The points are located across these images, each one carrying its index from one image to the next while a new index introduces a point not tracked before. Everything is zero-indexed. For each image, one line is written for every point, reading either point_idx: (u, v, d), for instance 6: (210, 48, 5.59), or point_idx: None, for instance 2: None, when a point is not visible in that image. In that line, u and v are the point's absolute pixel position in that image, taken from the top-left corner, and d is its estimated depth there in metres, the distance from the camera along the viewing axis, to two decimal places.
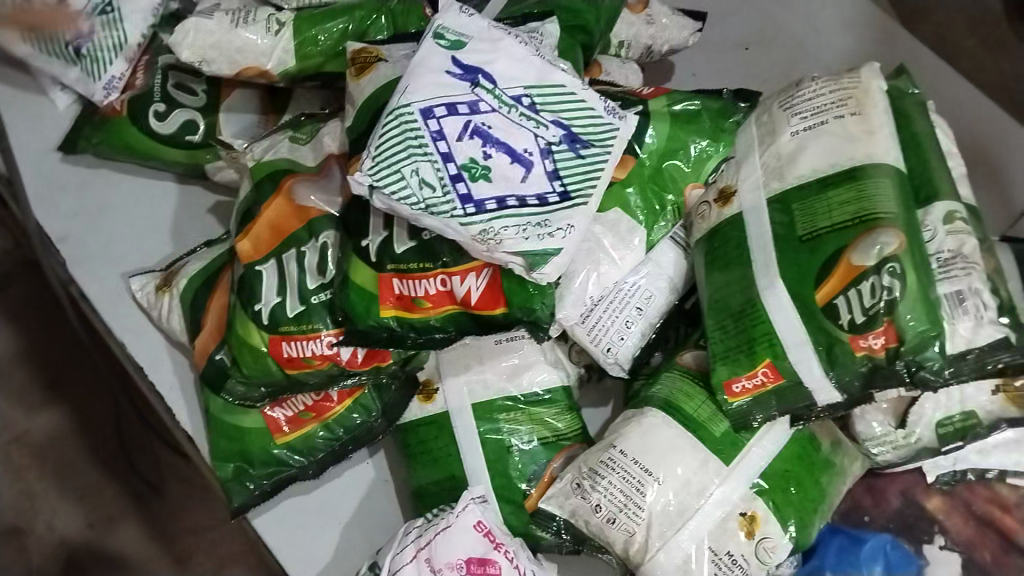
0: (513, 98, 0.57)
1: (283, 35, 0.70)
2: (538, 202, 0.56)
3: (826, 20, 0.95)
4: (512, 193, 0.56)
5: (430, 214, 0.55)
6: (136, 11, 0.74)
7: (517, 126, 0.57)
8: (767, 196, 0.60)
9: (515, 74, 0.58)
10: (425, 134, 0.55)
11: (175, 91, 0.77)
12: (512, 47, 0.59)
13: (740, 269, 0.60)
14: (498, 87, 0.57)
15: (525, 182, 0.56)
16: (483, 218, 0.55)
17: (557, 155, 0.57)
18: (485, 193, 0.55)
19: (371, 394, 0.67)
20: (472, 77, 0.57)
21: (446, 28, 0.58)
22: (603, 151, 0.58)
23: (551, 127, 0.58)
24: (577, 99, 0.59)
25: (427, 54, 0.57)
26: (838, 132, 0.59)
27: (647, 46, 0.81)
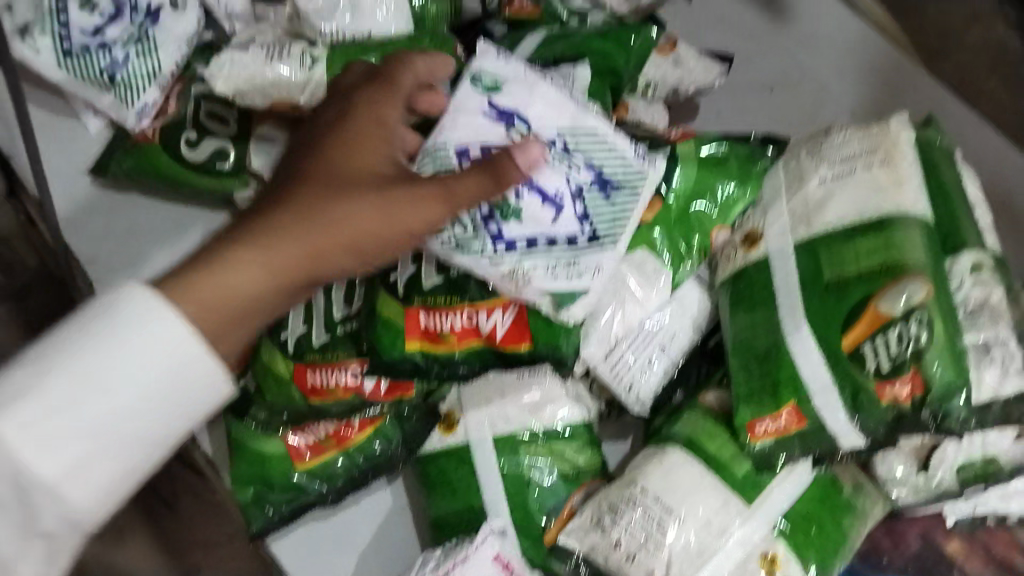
0: (547, 139, 0.58)
1: (316, 71, 0.72)
2: (567, 242, 0.57)
3: (851, 67, 0.95)
4: (542, 234, 0.57)
5: (460, 251, 0.57)
6: (171, 41, 0.78)
7: (550, 166, 0.57)
8: (795, 241, 0.61)
9: (549, 118, 0.59)
10: (458, 173, 0.56)
11: (206, 119, 0.78)
12: (547, 91, 0.60)
13: (765, 311, 0.60)
14: (532, 130, 0.58)
15: (555, 223, 0.57)
16: (514, 257, 0.56)
17: (587, 197, 0.58)
18: (516, 233, 0.56)
19: (392, 423, 0.66)
20: (508, 120, 0.58)
21: (483, 71, 0.59)
22: (632, 195, 0.59)
23: (584, 170, 0.58)
24: (608, 143, 0.60)
25: (464, 97, 0.58)
26: (867, 181, 0.60)
27: (673, 88, 0.82)
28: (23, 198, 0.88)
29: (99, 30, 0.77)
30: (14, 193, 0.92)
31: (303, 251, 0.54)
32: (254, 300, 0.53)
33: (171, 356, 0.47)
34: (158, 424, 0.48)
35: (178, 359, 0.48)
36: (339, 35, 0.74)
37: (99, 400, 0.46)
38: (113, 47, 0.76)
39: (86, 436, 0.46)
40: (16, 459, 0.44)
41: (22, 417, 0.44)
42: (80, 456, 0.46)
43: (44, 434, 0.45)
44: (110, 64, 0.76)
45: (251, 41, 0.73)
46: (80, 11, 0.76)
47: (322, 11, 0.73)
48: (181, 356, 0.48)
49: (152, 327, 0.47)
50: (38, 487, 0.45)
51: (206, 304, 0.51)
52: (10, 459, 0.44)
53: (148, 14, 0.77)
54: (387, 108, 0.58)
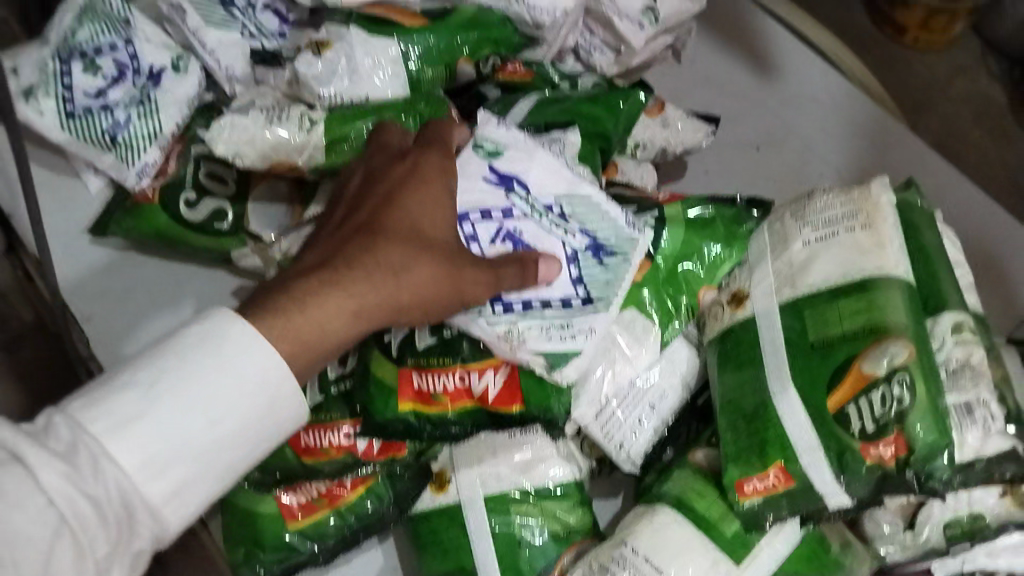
0: (543, 207, 0.62)
1: (315, 132, 0.74)
2: (561, 305, 0.60)
3: (834, 126, 0.98)
4: (537, 297, 0.60)
5: (459, 312, 0.59)
6: (172, 104, 0.80)
7: (547, 234, 0.61)
8: (780, 300, 0.62)
9: (545, 185, 0.63)
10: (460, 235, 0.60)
11: (206, 180, 0.80)
12: (545, 158, 0.64)
13: (752, 370, 0.61)
14: (530, 197, 0.62)
15: (550, 286, 0.60)
16: (510, 317, 0.58)
17: (581, 263, 0.61)
18: (513, 295, 0.59)
19: (384, 482, 0.66)
20: (508, 185, 0.62)
21: (486, 137, 0.63)
22: (624, 260, 0.62)
23: (579, 235, 0.62)
24: (601, 209, 0.63)
25: (467, 163, 0.62)
26: (849, 244, 0.61)
27: (662, 148, 0.84)
28: (22, 254, 0.90)
29: (103, 93, 0.79)
30: (13, 249, 0.93)
31: (379, 302, 0.54)
32: (340, 345, 0.53)
33: (269, 384, 0.49)
34: (237, 453, 0.49)
35: (274, 392, 0.50)
36: (337, 99, 0.75)
37: (198, 425, 0.47)
38: (116, 109, 0.79)
39: (187, 458, 0.47)
40: (127, 479, 0.44)
41: (129, 439, 0.45)
42: (180, 481, 0.46)
43: (152, 456, 0.45)
44: (112, 125, 0.79)
45: (251, 105, 0.75)
46: (85, 75, 0.79)
47: (321, 76, 0.75)
48: (268, 390, 0.49)
49: (244, 366, 0.48)
50: (143, 506, 0.45)
51: (300, 344, 0.51)
52: (119, 479, 0.44)
53: (151, 76, 0.81)
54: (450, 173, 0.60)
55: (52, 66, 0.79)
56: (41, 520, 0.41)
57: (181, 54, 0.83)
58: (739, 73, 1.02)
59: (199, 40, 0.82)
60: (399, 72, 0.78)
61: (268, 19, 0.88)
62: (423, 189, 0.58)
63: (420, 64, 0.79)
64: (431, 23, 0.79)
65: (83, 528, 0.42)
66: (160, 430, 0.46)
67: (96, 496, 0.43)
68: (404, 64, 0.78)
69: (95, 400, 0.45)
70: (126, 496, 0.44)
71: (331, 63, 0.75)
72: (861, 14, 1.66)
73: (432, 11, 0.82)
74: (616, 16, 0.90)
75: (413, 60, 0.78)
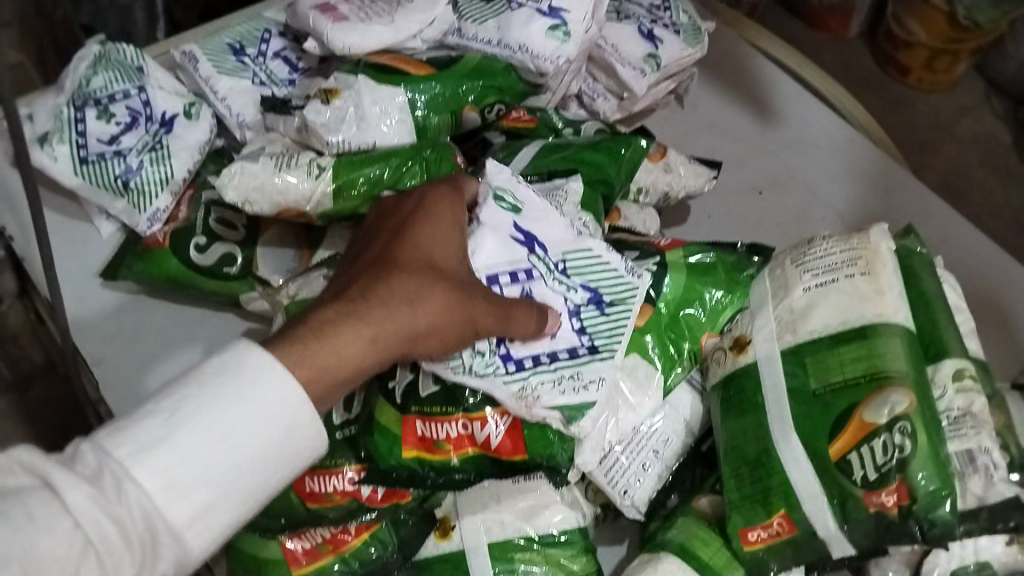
0: (552, 263, 0.63)
1: (324, 178, 0.75)
2: (569, 355, 0.61)
3: (836, 170, 0.99)
4: (547, 350, 0.61)
5: (473, 375, 0.59)
6: (183, 150, 0.82)
7: (556, 292, 0.62)
8: (781, 347, 0.62)
9: (556, 240, 0.64)
10: None
11: (217, 226, 0.81)
12: (552, 215, 0.65)
13: (755, 417, 0.61)
14: (546, 255, 0.63)
15: (555, 338, 0.61)
16: (523, 375, 0.60)
17: (583, 315, 0.62)
18: (523, 351, 0.60)
19: (388, 529, 0.66)
20: (531, 245, 0.62)
21: (504, 192, 0.64)
22: (624, 309, 0.63)
23: (584, 288, 0.63)
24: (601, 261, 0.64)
25: (494, 219, 0.62)
26: (849, 290, 0.62)
27: (664, 193, 0.85)
28: (34, 298, 0.91)
29: (116, 139, 0.81)
30: (25, 291, 0.95)
31: (396, 331, 0.54)
32: (358, 374, 0.52)
33: (290, 411, 0.47)
34: (260, 480, 0.47)
35: (295, 418, 0.48)
36: (345, 146, 0.76)
37: (219, 450, 0.45)
38: (128, 155, 0.80)
39: (208, 483, 0.45)
40: (149, 502, 0.42)
41: (153, 463, 0.43)
42: (201, 506, 0.44)
43: (173, 479, 0.43)
44: (124, 171, 0.80)
45: (260, 151, 0.76)
46: (98, 122, 0.81)
47: (329, 124, 0.76)
48: (293, 414, 0.48)
49: (269, 390, 0.47)
50: (165, 530, 0.43)
51: (319, 371, 0.50)
52: (141, 501, 0.42)
53: (163, 123, 0.83)
54: (458, 210, 0.61)
55: (67, 113, 0.81)
56: (67, 543, 0.40)
57: (193, 101, 0.85)
58: (741, 117, 1.03)
59: (211, 86, 0.85)
60: (405, 119, 0.79)
61: (278, 65, 0.89)
62: (433, 225, 0.59)
63: (427, 111, 0.80)
64: (437, 72, 0.81)
65: (108, 552, 0.41)
66: (184, 455, 0.44)
67: (120, 518, 0.41)
68: (411, 112, 0.79)
69: (119, 426, 0.43)
70: (148, 519, 0.42)
71: (339, 111, 0.76)
72: (864, 56, 1.68)
73: (440, 59, 0.83)
74: (618, 62, 0.91)
75: (419, 107, 0.79)
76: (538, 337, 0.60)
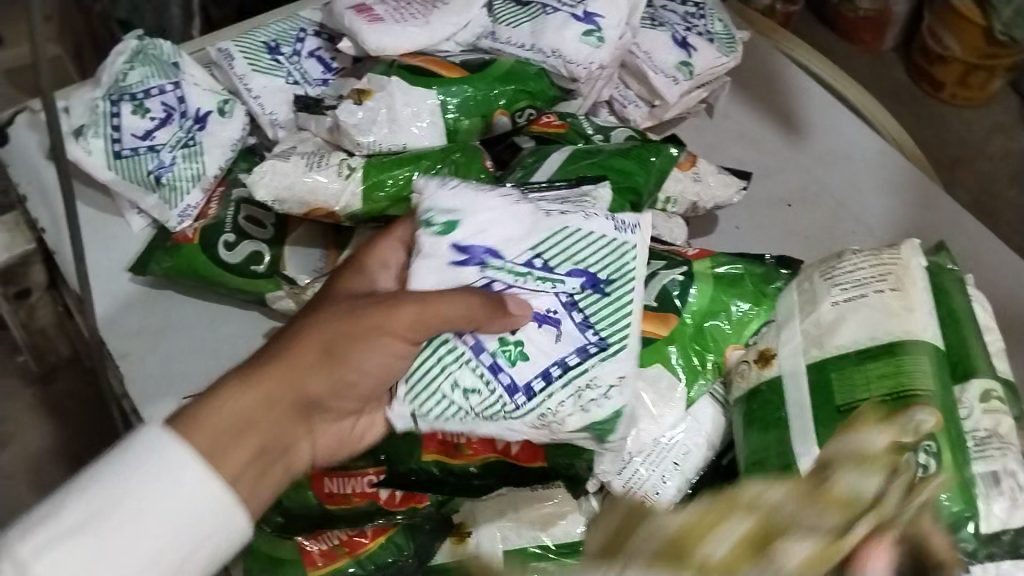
0: (526, 265, 0.60)
1: (353, 179, 0.76)
2: (578, 356, 0.59)
3: (867, 184, 0.98)
4: (552, 361, 0.58)
5: (483, 417, 0.57)
6: (216, 147, 0.83)
7: (538, 291, 0.60)
8: (806, 361, 0.62)
9: (511, 236, 0.61)
10: (461, 341, 0.58)
11: (245, 223, 0.82)
12: (496, 212, 0.61)
13: (777, 431, 0.61)
14: (506, 262, 0.60)
15: (557, 343, 0.59)
16: (537, 400, 0.57)
17: (581, 304, 0.60)
18: (527, 373, 0.57)
19: (404, 533, 0.67)
20: (479, 259, 0.60)
21: (435, 212, 0.61)
22: (625, 280, 0.62)
23: (571, 276, 0.61)
24: (581, 233, 0.62)
25: (429, 249, 0.60)
26: (878, 305, 0.61)
27: (692, 203, 0.84)
28: (64, 290, 0.92)
29: (150, 134, 0.82)
30: (55, 284, 0.96)
31: (284, 371, 0.55)
32: (246, 419, 0.52)
33: (203, 497, 0.48)
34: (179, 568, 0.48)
35: (206, 501, 0.48)
36: (377, 147, 0.77)
37: (126, 540, 0.46)
38: (161, 150, 0.82)
39: (111, 566, 0.45)
40: None
41: (55, 553, 0.44)
42: None
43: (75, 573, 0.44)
44: (157, 166, 0.81)
45: (291, 151, 0.77)
46: (134, 117, 0.82)
47: (361, 124, 0.76)
48: (208, 501, 0.48)
49: (185, 475, 0.48)
50: None
51: (203, 424, 0.50)
52: None
53: (196, 120, 0.84)
54: (384, 256, 0.64)
55: (103, 107, 0.82)
56: None
57: (227, 99, 0.86)
58: (771, 128, 1.03)
59: (245, 84, 0.86)
60: (437, 122, 0.79)
61: (313, 65, 0.90)
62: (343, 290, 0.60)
63: (458, 114, 0.80)
64: (469, 75, 0.81)
65: None
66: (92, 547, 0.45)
67: None
68: (442, 114, 0.79)
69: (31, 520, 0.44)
70: None
71: (371, 111, 0.77)
72: (897, 70, 1.67)
73: (473, 62, 0.83)
74: (650, 70, 0.91)
75: (451, 111, 0.80)
76: (499, 319, 0.56)
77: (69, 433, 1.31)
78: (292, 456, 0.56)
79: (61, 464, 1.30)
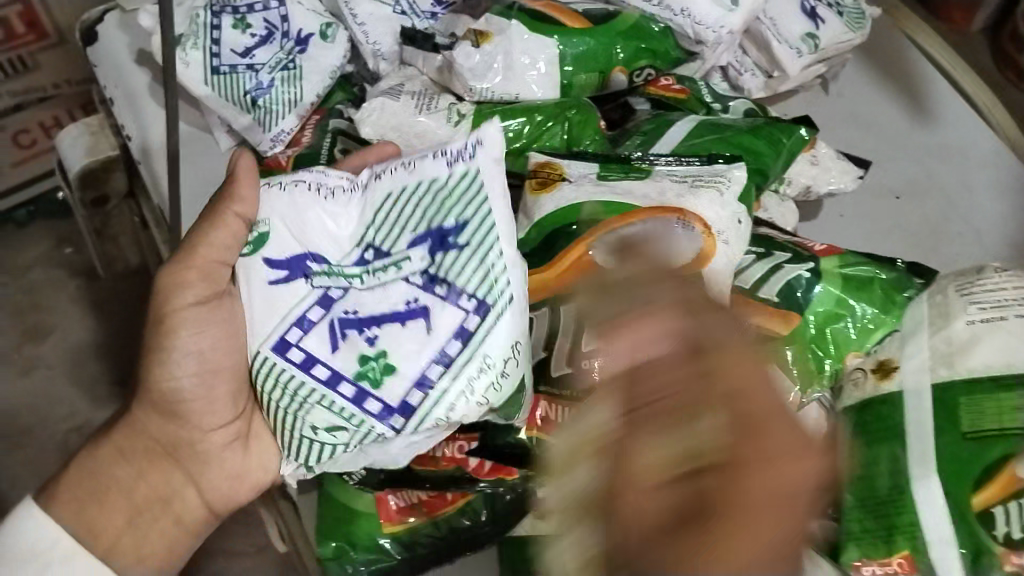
0: (320, 377, 0.53)
1: (461, 128, 0.72)
2: (378, 405, 0.53)
3: (980, 186, 0.92)
4: (420, 368, 0.53)
5: (366, 445, 0.54)
6: (315, 73, 0.79)
7: (334, 391, 0.53)
8: (933, 380, 0.58)
9: (328, 228, 0.57)
10: (297, 370, 0.54)
11: (341, 156, 0.76)
12: (316, 212, 0.57)
13: (890, 446, 0.58)
14: (330, 266, 0.56)
15: (432, 333, 0.54)
16: (420, 413, 0.53)
17: (372, 326, 0.54)
18: (309, 343, 0.54)
19: (482, 500, 0.64)
20: (300, 271, 0.56)
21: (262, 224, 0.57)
22: (483, 288, 0.54)
23: (413, 249, 0.56)
24: (370, 287, 0.56)
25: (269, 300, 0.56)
26: (1018, 331, 0.57)
27: (806, 187, 0.79)
28: (143, 201, 0.90)
29: (250, 52, 0.78)
30: (132, 193, 0.93)
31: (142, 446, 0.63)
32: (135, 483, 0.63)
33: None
34: None
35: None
36: (488, 94, 0.73)
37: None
38: (260, 71, 0.78)
39: None
40: None
41: None
42: None
43: None
44: (254, 87, 0.77)
45: (400, 88, 0.74)
46: (234, 31, 0.78)
47: (476, 69, 0.72)
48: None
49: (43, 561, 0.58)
50: None
51: (77, 501, 0.61)
52: None
53: (298, 41, 0.79)
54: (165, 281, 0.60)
55: (203, 17, 0.78)
56: None
57: (331, 22, 0.81)
58: (885, 113, 0.97)
59: (350, 8, 0.80)
60: (552, 73, 0.75)
61: None
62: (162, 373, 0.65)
63: (574, 68, 0.75)
64: (593, 26, 0.75)
65: None
66: None
67: None
68: (559, 66, 0.75)
69: None
70: None
71: (488, 57, 0.72)
72: None
73: (595, 12, 0.77)
74: (775, 39, 0.86)
75: (568, 63, 0.75)
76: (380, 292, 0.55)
77: (116, 331, 1.32)
78: (176, 508, 0.64)
79: (103, 357, 1.31)
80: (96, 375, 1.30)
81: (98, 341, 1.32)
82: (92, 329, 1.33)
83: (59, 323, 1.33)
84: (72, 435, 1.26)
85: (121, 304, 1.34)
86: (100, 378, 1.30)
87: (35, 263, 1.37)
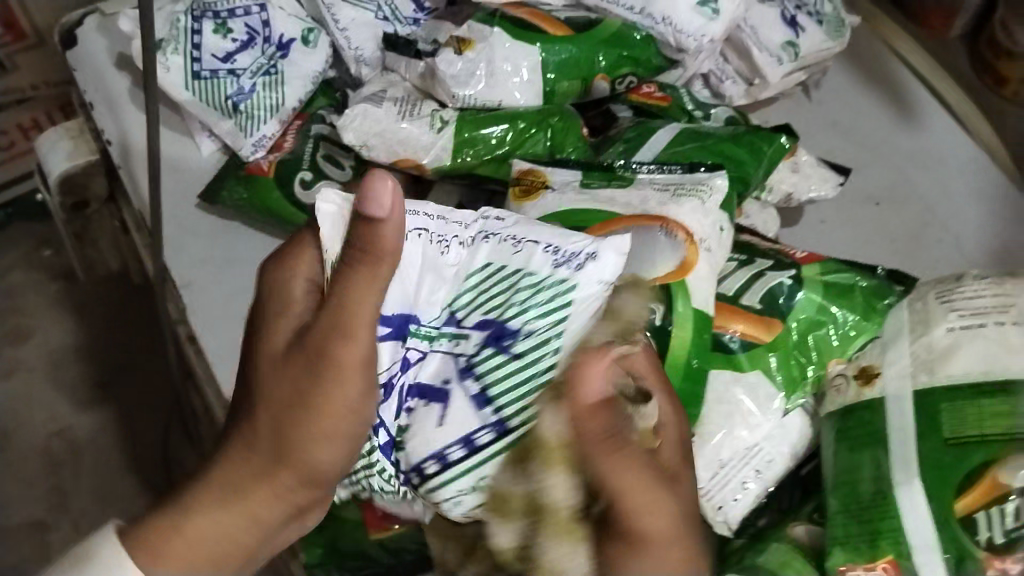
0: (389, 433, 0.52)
1: (444, 134, 0.72)
2: (440, 466, 0.50)
3: (959, 192, 0.93)
4: (456, 440, 0.50)
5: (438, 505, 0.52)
6: (297, 78, 0.79)
7: (426, 444, 0.50)
8: (913, 387, 0.59)
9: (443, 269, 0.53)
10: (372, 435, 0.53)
11: (324, 162, 0.77)
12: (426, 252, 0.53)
13: (873, 451, 0.58)
14: (423, 326, 0.52)
15: (447, 421, 0.50)
16: (446, 485, 0.50)
17: (474, 373, 0.51)
18: (390, 407, 0.52)
19: None
20: (400, 328, 0.52)
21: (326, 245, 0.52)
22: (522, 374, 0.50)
23: (474, 330, 0.52)
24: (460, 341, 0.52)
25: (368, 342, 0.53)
26: (995, 339, 0.57)
27: (788, 194, 0.79)
28: (124, 206, 0.89)
29: (231, 57, 0.77)
30: (113, 198, 0.92)
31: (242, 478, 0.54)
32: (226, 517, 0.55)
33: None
34: None
35: None
36: (472, 101, 0.73)
37: None
38: (242, 75, 0.77)
39: None
40: None
41: None
42: None
43: None
44: (236, 91, 0.77)
45: (382, 94, 0.74)
46: (214, 36, 0.77)
47: (459, 76, 0.72)
48: None
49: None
50: None
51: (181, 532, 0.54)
52: None
53: (280, 46, 0.79)
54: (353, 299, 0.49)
55: (183, 22, 0.77)
56: None
57: (313, 27, 0.80)
58: (865, 119, 0.98)
59: (332, 14, 0.79)
60: (535, 80, 0.74)
61: (405, 2, 0.83)
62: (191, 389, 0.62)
63: (557, 75, 0.75)
64: (573, 35, 0.76)
65: None
66: None
67: None
68: (542, 74, 0.74)
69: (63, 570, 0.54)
70: None
71: (471, 64, 0.72)
72: None
73: (577, 20, 0.77)
74: (755, 47, 0.86)
75: (550, 71, 0.74)
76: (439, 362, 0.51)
77: (95, 336, 1.31)
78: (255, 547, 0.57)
79: (82, 362, 1.30)
80: (76, 379, 1.29)
81: (76, 346, 1.31)
82: (69, 334, 1.32)
83: (36, 328, 1.32)
84: (54, 439, 1.25)
85: (101, 307, 1.33)
86: (79, 383, 1.28)
87: (12, 267, 1.36)
